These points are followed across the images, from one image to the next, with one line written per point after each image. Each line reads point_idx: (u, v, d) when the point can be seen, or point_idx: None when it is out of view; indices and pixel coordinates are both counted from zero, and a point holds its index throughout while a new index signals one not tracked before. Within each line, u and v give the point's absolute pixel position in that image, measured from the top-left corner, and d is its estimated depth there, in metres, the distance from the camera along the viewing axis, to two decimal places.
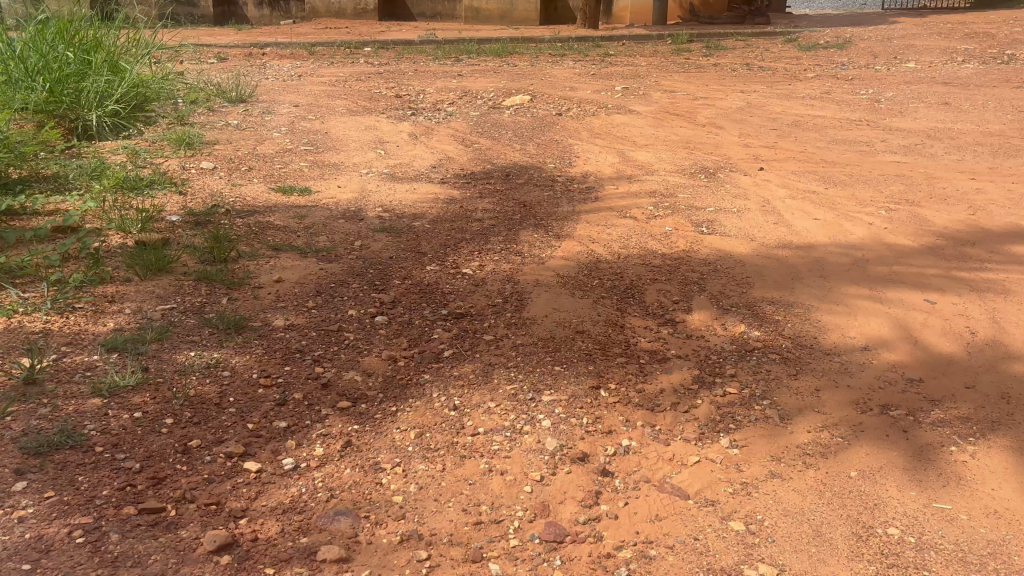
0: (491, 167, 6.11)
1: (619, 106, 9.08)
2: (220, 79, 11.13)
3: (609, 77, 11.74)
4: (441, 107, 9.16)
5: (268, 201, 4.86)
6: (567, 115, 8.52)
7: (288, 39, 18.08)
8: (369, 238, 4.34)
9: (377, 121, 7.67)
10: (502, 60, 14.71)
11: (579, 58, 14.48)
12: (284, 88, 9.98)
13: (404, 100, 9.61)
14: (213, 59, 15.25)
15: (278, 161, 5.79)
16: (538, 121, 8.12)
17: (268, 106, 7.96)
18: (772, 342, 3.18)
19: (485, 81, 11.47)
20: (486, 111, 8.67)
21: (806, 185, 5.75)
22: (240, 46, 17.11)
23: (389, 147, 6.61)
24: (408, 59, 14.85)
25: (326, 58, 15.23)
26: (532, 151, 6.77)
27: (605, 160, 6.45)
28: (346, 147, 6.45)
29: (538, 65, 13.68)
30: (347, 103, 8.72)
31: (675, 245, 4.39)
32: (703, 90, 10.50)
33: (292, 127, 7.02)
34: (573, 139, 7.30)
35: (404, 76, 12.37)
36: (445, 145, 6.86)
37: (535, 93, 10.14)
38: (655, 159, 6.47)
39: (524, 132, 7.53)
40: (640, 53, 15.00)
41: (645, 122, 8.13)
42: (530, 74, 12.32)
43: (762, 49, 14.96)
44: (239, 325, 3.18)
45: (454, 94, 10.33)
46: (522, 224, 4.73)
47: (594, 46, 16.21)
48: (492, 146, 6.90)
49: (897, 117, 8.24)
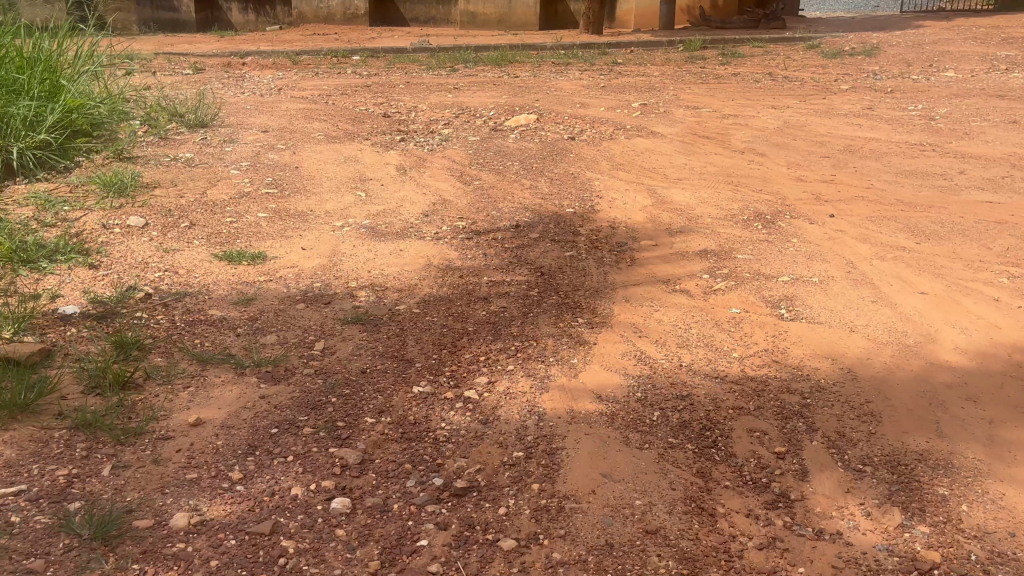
0: (496, 214, 4.98)
1: (638, 127, 7.94)
2: (189, 96, 9.97)
3: (622, 91, 10.64)
4: (435, 129, 8.03)
5: (208, 276, 3.71)
6: (580, 140, 7.38)
7: (273, 47, 16.91)
8: (336, 336, 3.19)
9: (361, 150, 6.52)
10: (502, 69, 13.60)
11: (585, 68, 13.40)
12: (257, 107, 8.82)
13: (393, 121, 8.47)
14: (188, 69, 14.11)
15: (230, 212, 4.65)
16: (547, 148, 6.97)
17: (232, 132, 6.81)
18: (950, 552, 2.07)
19: (485, 96, 10.34)
20: (487, 136, 7.53)
21: (890, 237, 4.62)
22: (221, 54, 15.94)
23: (373, 187, 5.47)
24: (401, 69, 13.71)
25: (312, 68, 14.08)
26: (543, 190, 5.62)
27: (634, 202, 5.32)
28: (319, 188, 5.31)
29: (542, 76, 12.55)
30: (328, 125, 7.58)
31: (751, 342, 3.25)
32: (729, 106, 9.37)
33: (257, 161, 5.89)
34: (591, 172, 6.16)
35: (394, 89, 11.22)
36: (440, 182, 5.73)
37: (542, 110, 9.00)
38: (696, 199, 5.34)
39: (533, 162, 6.39)
40: (651, 62, 13.87)
41: (673, 148, 7.00)
42: (534, 87, 11.18)
43: (783, 57, 13.84)
44: (112, 531, 2.02)
45: (450, 112, 9.19)
46: (542, 305, 3.60)
47: (600, 53, 15.08)
48: (496, 183, 5.77)
49: (964, 141, 7.12)
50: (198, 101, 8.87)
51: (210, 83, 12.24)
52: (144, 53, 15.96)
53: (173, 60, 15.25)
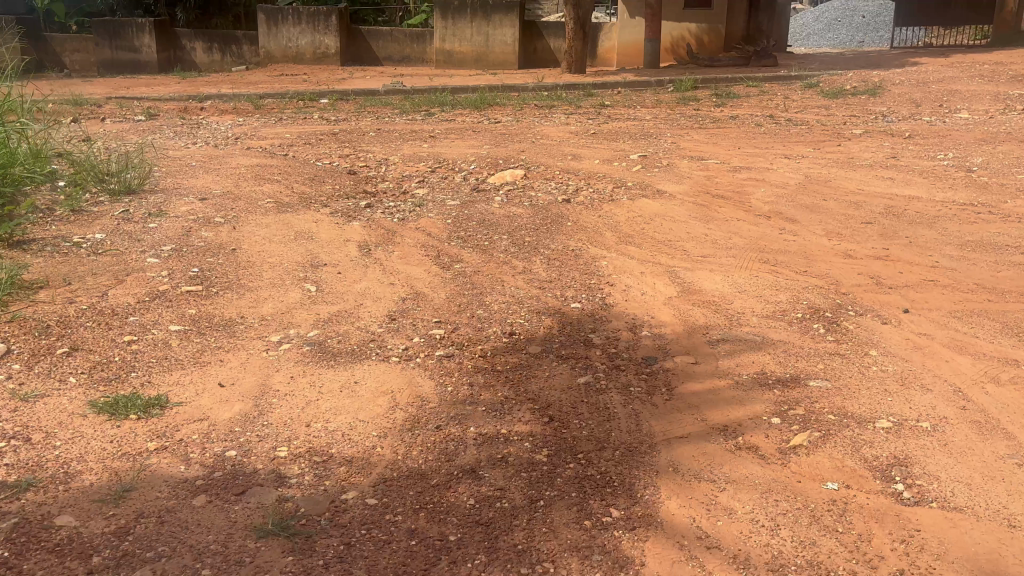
0: (483, 316, 3.89)
1: (640, 185, 6.93)
2: (130, 150, 8.86)
3: (615, 138, 9.70)
4: (407, 189, 6.97)
5: (70, 445, 2.58)
6: (575, 203, 6.35)
7: (236, 89, 15.89)
8: (246, 569, 2.07)
9: (317, 223, 5.44)
10: (482, 113, 12.67)
11: (571, 112, 12.49)
12: (202, 165, 7.72)
13: (359, 178, 7.42)
14: (141, 115, 13.03)
15: (131, 325, 3.52)
16: (539, 214, 5.92)
17: (162, 203, 5.69)
18: None
19: (464, 147, 9.33)
20: (467, 198, 6.47)
21: (993, 344, 3.58)
22: (179, 98, 14.88)
23: (328, 277, 4.37)
24: (372, 115, 12.72)
25: (276, 114, 13.05)
26: (539, 274, 4.54)
27: (654, 293, 4.25)
28: (259, 280, 4.20)
29: (525, 121, 11.59)
30: (281, 187, 6.50)
31: (875, 559, 2.18)
32: (736, 156, 8.41)
33: (186, 242, 4.78)
34: (594, 247, 5.10)
35: (365, 138, 10.19)
36: (412, 266, 4.64)
37: (529, 165, 7.99)
38: (730, 288, 4.28)
39: (523, 235, 5.33)
40: (641, 105, 12.98)
41: (685, 213, 5.96)
42: (518, 135, 10.19)
43: (780, 98, 13.01)
44: None
45: (424, 167, 8.16)
46: (554, 482, 2.49)
47: (585, 95, 14.19)
48: (481, 265, 4.69)
49: (1020, 199, 6.16)
50: (135, 160, 7.77)
51: (161, 133, 11.15)
52: (95, 99, 14.86)
53: (126, 105, 14.15)
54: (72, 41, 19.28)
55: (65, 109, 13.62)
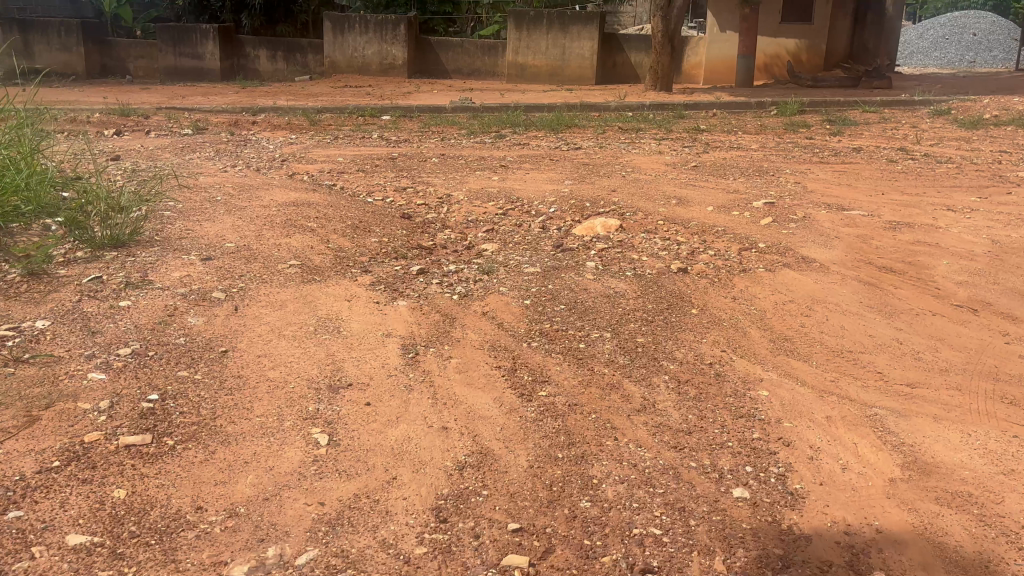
0: (591, 513, 2.38)
1: (775, 247, 5.33)
2: (155, 176, 7.59)
3: (723, 174, 8.11)
4: (473, 245, 5.51)
5: None
6: (694, 272, 4.79)
7: (294, 101, 14.72)
8: None
9: (350, 303, 3.99)
10: (559, 137, 11.23)
11: (662, 138, 10.97)
12: (227, 200, 6.39)
13: (417, 224, 6.00)
14: (186, 129, 11.89)
15: (6, 533, 2.10)
16: (652, 291, 4.38)
17: (151, 263, 4.31)
18: None
19: (541, 181, 7.85)
20: (550, 259, 4.97)
21: None
22: (232, 110, 13.76)
23: (353, 405, 2.90)
24: (436, 137, 11.39)
25: (331, 131, 11.80)
26: (670, 412, 3.01)
27: (860, 470, 2.70)
28: (244, 418, 2.75)
29: (610, 149, 10.11)
30: (313, 239, 5.09)
31: None
32: (884, 205, 6.74)
33: (158, 335, 3.37)
34: (740, 358, 3.55)
35: (427, 167, 8.81)
36: (478, 387, 3.13)
37: (625, 209, 6.46)
38: (985, 468, 2.70)
39: (634, 328, 3.80)
40: (741, 131, 11.35)
41: (852, 300, 4.35)
42: (604, 166, 8.68)
43: (907, 126, 11.23)
44: None
45: (492, 210, 6.71)
46: None
47: (675, 117, 12.63)
48: (581, 386, 3.17)
49: None
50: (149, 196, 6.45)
51: (201, 151, 9.94)
52: (145, 109, 13.81)
53: (175, 116, 13.05)
54: (133, 46, 18.36)
55: (110, 121, 12.58)
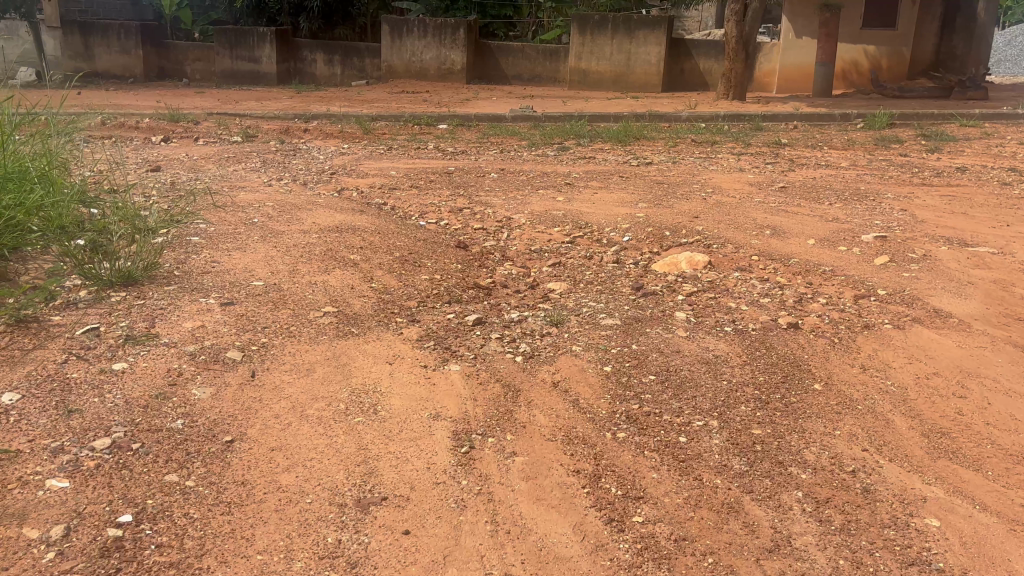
0: None
1: (898, 296, 4.48)
2: (195, 192, 7.04)
3: (816, 199, 7.26)
4: (538, 283, 4.77)
5: None
6: (806, 328, 3.97)
7: (350, 108, 14.20)
8: None
9: (392, 367, 3.28)
10: (627, 150, 10.46)
11: (739, 153, 10.13)
12: (264, 222, 5.75)
13: (475, 256, 5.30)
14: (236, 137, 11.43)
15: None
16: (758, 356, 3.58)
17: (161, 309, 3.67)
18: None
19: (610, 202, 7.09)
20: (631, 304, 4.20)
21: None
22: (285, 116, 13.29)
23: (388, 534, 2.21)
24: (495, 148, 10.72)
25: (385, 141, 11.21)
26: (813, 555, 2.25)
27: None
28: (239, 558, 2.08)
29: (684, 165, 9.31)
30: (354, 277, 4.41)
31: None
32: (1012, 240, 5.83)
33: (150, 415, 2.70)
34: (889, 461, 2.75)
35: (486, 184, 8.13)
36: (552, 503, 2.40)
37: (711, 241, 5.66)
38: None
39: (746, 412, 3.02)
40: (827, 147, 10.43)
41: (1013, 373, 3.50)
42: (681, 186, 7.88)
43: (1013, 143, 10.18)
44: None
45: (558, 238, 5.97)
46: None
47: (751, 130, 11.74)
48: (687, 505, 2.42)
49: None
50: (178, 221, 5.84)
51: (249, 161, 9.41)
52: (198, 115, 13.41)
53: (226, 123, 12.61)
54: (191, 49, 18.07)
55: (160, 126, 12.19)
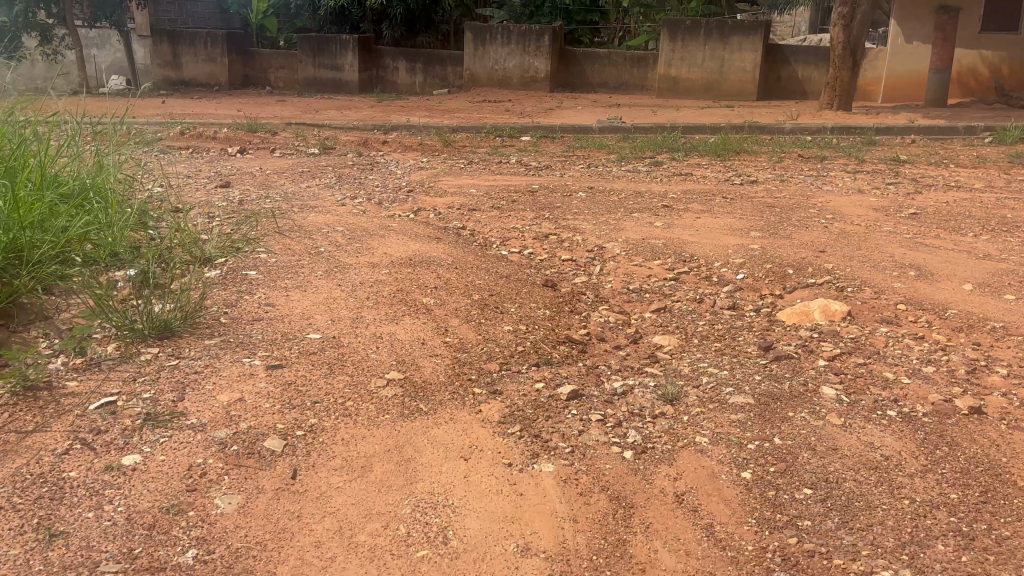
0: None
1: None
2: (259, 213, 6.55)
3: (958, 229, 6.30)
4: (642, 335, 4.02)
5: None
6: (993, 415, 3.12)
7: (430, 118, 13.69)
8: None
9: (467, 465, 2.57)
10: (727, 166, 9.60)
11: (854, 170, 9.16)
12: (330, 251, 5.16)
13: (566, 297, 4.59)
14: (313, 149, 11.00)
15: None
16: (941, 461, 2.75)
17: (196, 374, 3.06)
18: None
19: (716, 229, 6.27)
20: (762, 375, 3.41)
21: None
22: (364, 127, 12.85)
23: None
24: (582, 163, 10.00)
25: (465, 155, 10.62)
26: None
27: None
28: None
29: (794, 184, 8.41)
30: (426, 327, 3.74)
31: None
32: None
33: (154, 547, 2.11)
34: None
35: (575, 205, 7.41)
36: None
37: (844, 284, 4.82)
38: None
39: (944, 561, 2.24)
40: (954, 164, 9.35)
41: None
42: (795, 210, 7.02)
43: None
44: None
45: (659, 274, 5.20)
46: None
47: (864, 144, 10.72)
48: None
49: None
50: (237, 251, 5.30)
51: (323, 176, 8.93)
52: (276, 125, 13.10)
53: (303, 133, 12.23)
54: (274, 57, 17.89)
55: (237, 137, 11.88)
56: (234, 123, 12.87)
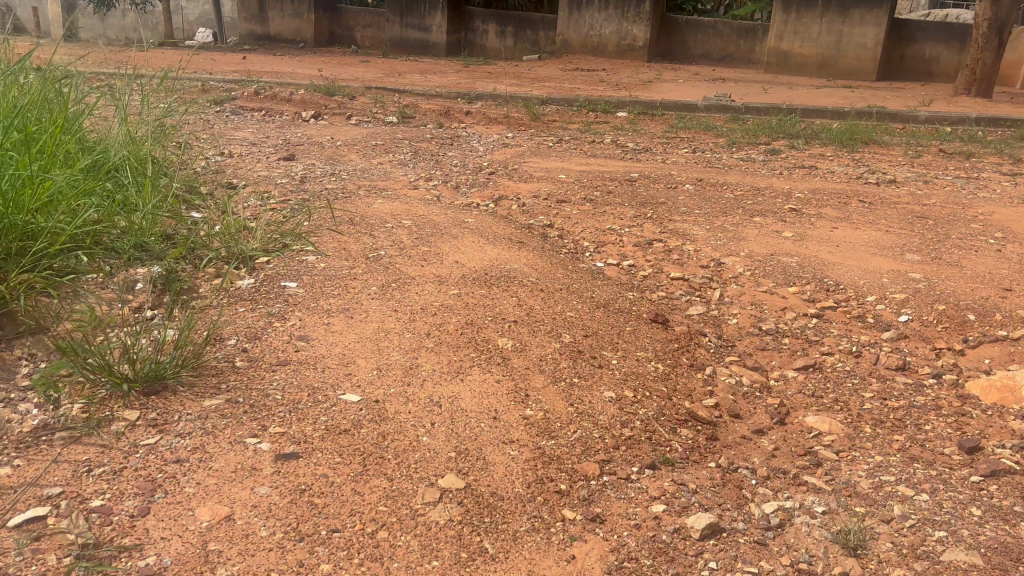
0: None
1: None
2: (317, 197, 5.70)
3: None
4: (789, 414, 3.00)
5: None
6: None
7: (519, 87, 12.67)
8: None
9: None
10: (855, 160, 8.34)
11: (1012, 172, 7.79)
12: (391, 257, 4.25)
13: (683, 337, 3.57)
14: (391, 116, 10.13)
15: None
16: None
17: (179, 463, 2.18)
18: None
19: (860, 246, 5.14)
20: (981, 505, 2.36)
21: None
22: (447, 95, 11.92)
23: None
24: (686, 147, 8.87)
25: (555, 131, 9.60)
26: None
27: None
28: None
29: (941, 187, 7.13)
30: (501, 388, 2.79)
31: None
32: None
33: None
34: None
35: (682, 201, 6.34)
36: None
37: None
38: None
39: None
40: None
41: None
42: (953, 223, 5.79)
43: None
44: None
45: (796, 310, 4.13)
46: None
47: (1017, 139, 9.26)
48: None
49: None
50: (280, 250, 4.43)
51: (398, 150, 8.04)
52: (356, 89, 12.27)
53: (382, 99, 11.38)
54: (360, 14, 17.05)
55: (312, 99, 11.10)
56: (312, 85, 12.11)
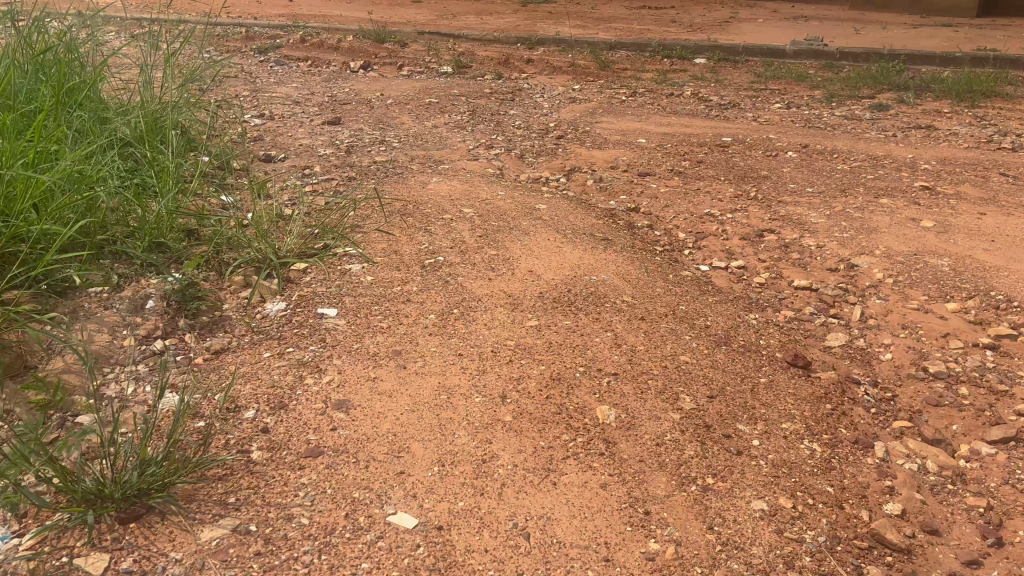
0: None
1: None
2: (364, 175, 4.92)
3: None
4: (1004, 525, 2.18)
5: None
6: None
7: (584, 30, 11.61)
8: None
9: None
10: (978, 117, 7.23)
11: None
12: (452, 266, 3.47)
13: (831, 387, 2.75)
14: (447, 66, 9.24)
15: None
16: None
17: None
18: None
19: (1019, 241, 4.20)
20: None
21: None
22: (507, 39, 10.94)
23: None
24: (778, 101, 7.85)
25: (629, 82, 8.62)
26: None
27: None
28: None
29: None
30: (611, 500, 2.02)
31: None
32: None
33: None
34: None
35: (788, 175, 5.41)
36: None
37: None
38: None
39: None
40: None
41: None
42: None
43: None
44: None
45: (965, 338, 3.26)
46: None
47: None
48: None
49: None
50: (319, 253, 3.66)
51: (456, 108, 7.19)
52: (408, 33, 11.35)
53: (437, 45, 10.46)
54: None
55: (362, 46, 10.23)
56: (361, 31, 11.22)
